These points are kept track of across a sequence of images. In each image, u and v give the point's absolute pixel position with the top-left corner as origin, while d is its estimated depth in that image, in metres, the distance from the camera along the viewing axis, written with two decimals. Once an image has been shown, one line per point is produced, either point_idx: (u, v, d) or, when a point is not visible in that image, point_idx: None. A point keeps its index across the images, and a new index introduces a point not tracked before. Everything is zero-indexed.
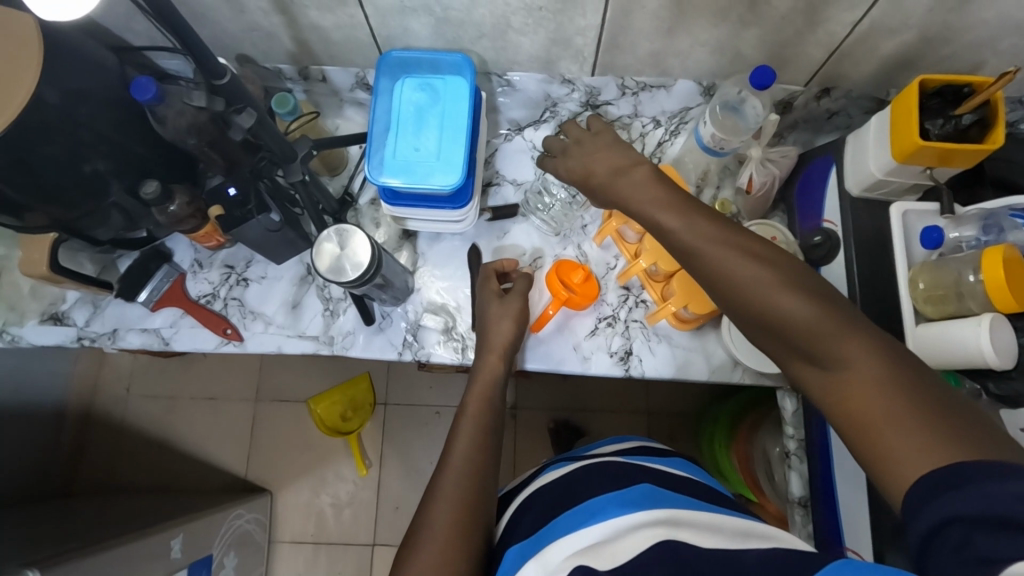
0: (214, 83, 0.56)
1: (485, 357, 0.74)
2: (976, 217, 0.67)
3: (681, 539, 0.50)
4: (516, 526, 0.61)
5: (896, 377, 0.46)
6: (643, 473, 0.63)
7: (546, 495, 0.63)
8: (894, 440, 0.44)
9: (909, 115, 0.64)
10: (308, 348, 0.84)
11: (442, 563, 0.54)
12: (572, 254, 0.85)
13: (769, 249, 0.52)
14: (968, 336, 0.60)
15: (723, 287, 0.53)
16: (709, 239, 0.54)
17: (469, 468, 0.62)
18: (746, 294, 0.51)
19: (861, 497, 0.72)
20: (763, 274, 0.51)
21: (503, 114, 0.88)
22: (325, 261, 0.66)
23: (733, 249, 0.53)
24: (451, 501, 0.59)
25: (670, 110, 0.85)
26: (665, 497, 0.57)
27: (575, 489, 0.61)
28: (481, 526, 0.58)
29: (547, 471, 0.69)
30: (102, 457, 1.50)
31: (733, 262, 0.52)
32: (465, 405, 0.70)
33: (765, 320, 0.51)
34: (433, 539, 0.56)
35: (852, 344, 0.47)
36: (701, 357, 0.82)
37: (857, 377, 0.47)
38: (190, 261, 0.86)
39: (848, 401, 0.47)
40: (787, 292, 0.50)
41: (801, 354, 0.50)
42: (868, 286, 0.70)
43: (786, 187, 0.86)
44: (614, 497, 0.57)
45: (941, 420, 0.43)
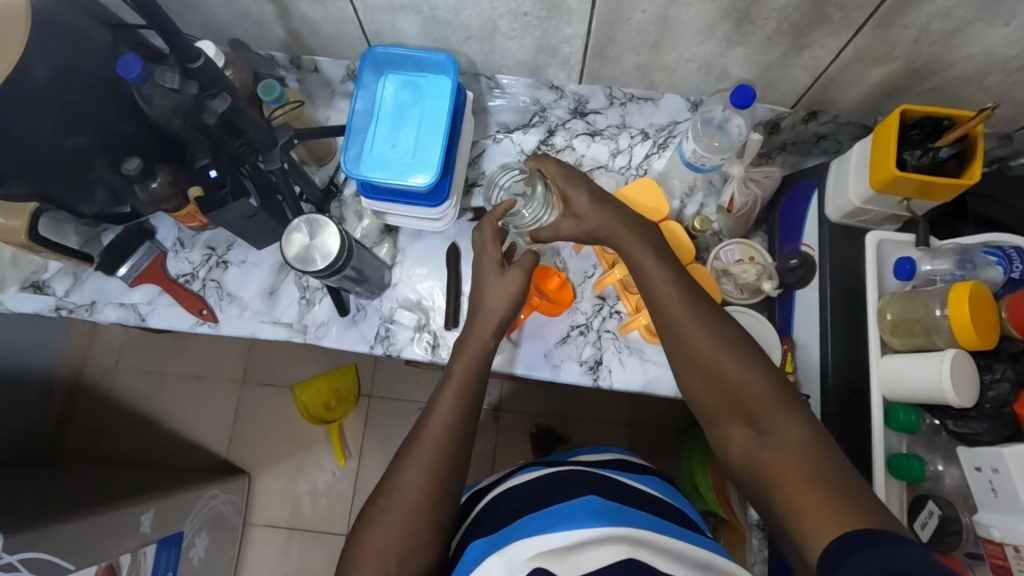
0: (188, 65, 0.61)
1: (478, 325, 0.70)
2: (951, 251, 0.67)
3: (642, 559, 0.51)
4: (483, 521, 0.61)
5: (822, 450, 0.50)
6: (619, 488, 0.62)
7: (516, 497, 0.62)
8: (812, 499, 0.47)
9: (888, 145, 0.63)
10: (280, 335, 0.85)
11: (400, 547, 0.56)
12: (551, 261, 0.86)
13: (726, 320, 0.60)
14: (930, 370, 0.59)
15: (683, 343, 0.59)
16: (675, 291, 0.61)
17: (443, 465, 0.61)
18: (703, 352, 0.58)
19: None
20: (712, 342, 0.58)
21: (493, 116, 0.88)
22: (294, 250, 0.66)
23: (696, 313, 0.60)
24: (420, 488, 0.59)
25: (658, 124, 0.85)
26: (632, 516, 0.57)
27: (547, 491, 0.61)
28: (446, 506, 0.60)
29: (520, 472, 0.68)
30: (86, 427, 1.52)
31: (696, 322, 0.59)
32: (453, 368, 0.68)
33: (709, 384, 0.57)
34: (404, 500, 0.58)
35: (785, 415, 0.53)
36: (670, 375, 0.81)
37: (776, 446, 0.51)
38: (173, 240, 0.88)
39: (773, 463, 0.51)
40: (738, 358, 0.57)
41: (740, 419, 0.55)
42: (839, 314, 0.70)
43: (769, 208, 0.85)
44: (582, 504, 0.57)
45: (845, 491, 0.46)
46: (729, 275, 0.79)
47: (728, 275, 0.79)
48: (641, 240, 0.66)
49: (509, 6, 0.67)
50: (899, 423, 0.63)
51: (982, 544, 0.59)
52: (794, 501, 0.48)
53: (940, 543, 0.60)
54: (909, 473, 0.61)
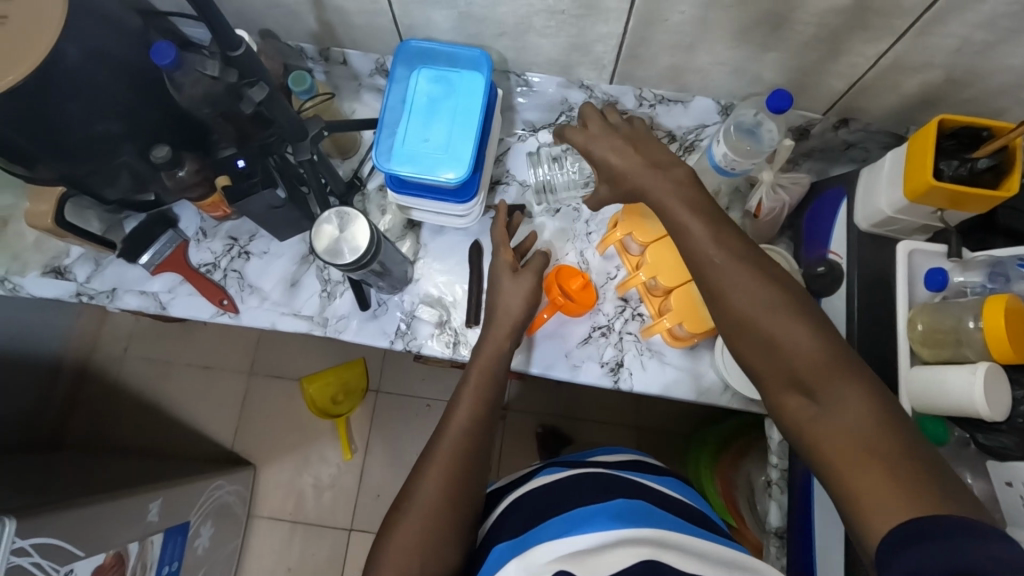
0: (228, 53, 0.59)
1: (492, 332, 0.72)
2: (982, 264, 0.66)
3: (665, 561, 0.49)
4: (504, 524, 0.60)
5: (883, 420, 0.48)
6: (638, 489, 0.61)
7: (536, 498, 0.61)
8: (874, 478, 0.46)
9: (924, 154, 0.63)
10: (300, 328, 0.84)
11: (421, 549, 0.56)
12: (573, 260, 0.85)
13: (778, 277, 0.56)
14: (961, 384, 0.59)
15: (732, 306, 0.56)
16: (719, 250, 0.57)
17: (460, 469, 0.60)
18: (750, 311, 0.55)
19: (836, 534, 0.70)
20: (765, 305, 0.54)
21: (518, 114, 0.87)
22: (324, 243, 0.65)
23: (747, 273, 0.56)
24: (438, 486, 0.59)
25: (686, 126, 0.83)
26: (657, 517, 0.56)
27: (564, 495, 0.60)
28: (467, 503, 0.59)
29: (544, 473, 0.67)
30: (93, 413, 1.52)
31: (745, 281, 0.55)
32: (470, 372, 0.69)
33: (760, 348, 0.54)
34: (421, 506, 0.58)
35: (843, 382, 0.50)
36: (690, 379, 0.81)
37: (837, 416, 0.50)
38: (195, 229, 0.87)
39: (831, 435, 0.50)
40: (789, 321, 0.53)
41: (792, 387, 0.53)
42: (866, 322, 0.70)
43: (795, 215, 0.85)
44: (603, 508, 0.56)
45: (907, 470, 0.46)
46: None
47: None
48: (689, 190, 0.61)
49: (546, 4, 0.66)
50: (927, 432, 0.64)
51: None
52: (850, 479, 0.47)
53: None
54: None
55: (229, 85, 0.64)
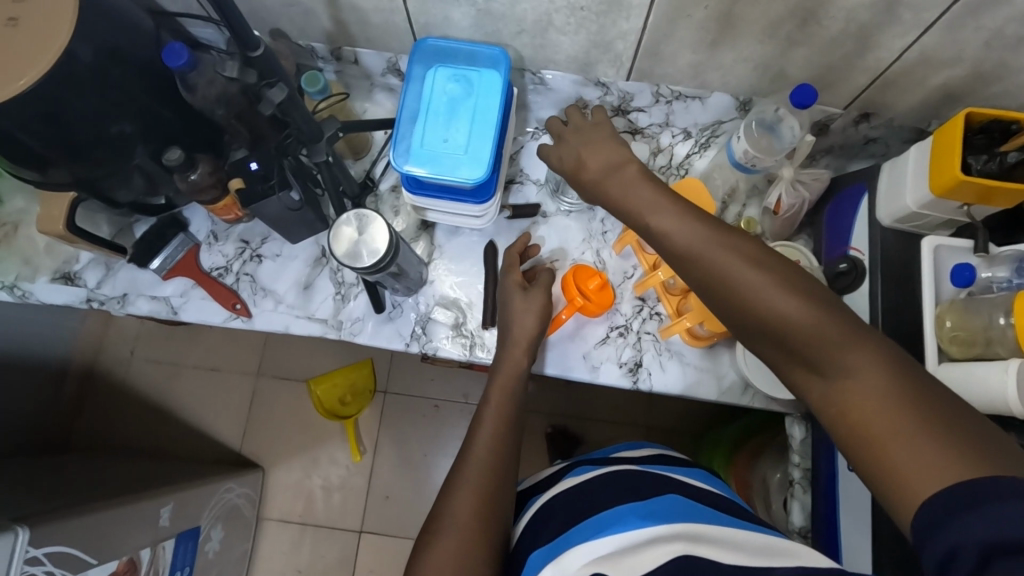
0: (248, 54, 0.58)
1: (510, 350, 0.72)
2: (1010, 258, 0.65)
3: (702, 555, 0.48)
4: (537, 531, 0.59)
5: (906, 387, 0.45)
6: (664, 482, 0.60)
7: (566, 501, 0.60)
8: (907, 446, 0.43)
9: (951, 149, 0.62)
10: (314, 331, 0.83)
11: (455, 561, 0.55)
12: (590, 260, 0.84)
13: (767, 251, 0.52)
14: (994, 381, 0.58)
15: (727, 287, 0.52)
16: (706, 226, 0.54)
17: (487, 483, 0.61)
18: (741, 284, 0.51)
19: (862, 535, 0.69)
20: (763, 281, 0.50)
21: (532, 112, 0.87)
22: (342, 246, 0.64)
23: (738, 251, 0.52)
24: (471, 492, 0.60)
25: (702, 123, 0.84)
26: (687, 510, 0.55)
27: (591, 494, 0.59)
28: (501, 509, 0.59)
29: (570, 474, 0.65)
30: (99, 417, 1.51)
31: (735, 258, 0.52)
32: (490, 391, 0.70)
33: (762, 328, 0.50)
34: (451, 522, 0.58)
35: (855, 347, 0.47)
36: (710, 378, 0.80)
37: (858, 389, 0.46)
38: (207, 233, 0.86)
39: (855, 410, 0.46)
40: (784, 291, 0.49)
41: (801, 361, 0.49)
42: (891, 320, 0.69)
43: (814, 212, 0.84)
44: (632, 508, 0.55)
45: (943, 437, 0.42)
46: None
47: None
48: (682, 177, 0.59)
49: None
50: None
51: None
52: (880, 453, 0.44)
53: None
54: None
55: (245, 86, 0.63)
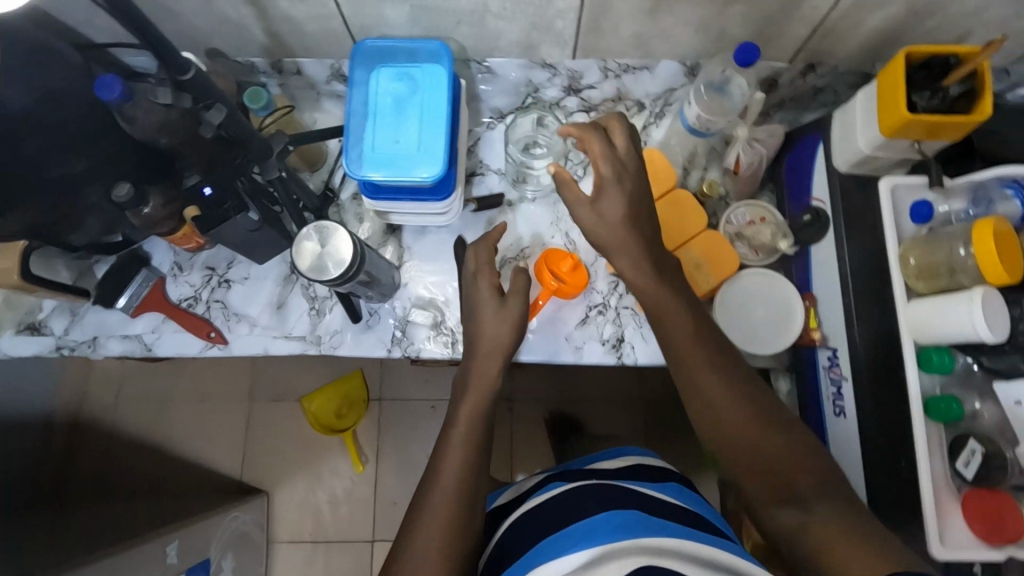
0: (180, 78, 0.56)
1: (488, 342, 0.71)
2: (965, 189, 0.67)
3: (662, 567, 0.49)
4: (511, 547, 0.60)
5: (858, 516, 0.52)
6: (636, 497, 0.61)
7: (539, 518, 0.61)
8: (855, 557, 0.49)
9: (895, 90, 0.63)
10: (295, 349, 0.82)
11: None
12: (560, 243, 0.84)
13: (745, 375, 0.62)
14: (962, 313, 0.59)
15: (708, 406, 0.60)
16: (692, 337, 0.63)
17: (456, 501, 0.60)
18: (715, 403, 0.60)
19: (855, 479, 0.70)
20: (741, 403, 0.59)
21: (485, 102, 0.86)
22: (305, 261, 0.62)
23: (714, 363, 0.61)
24: (444, 510, 0.59)
25: (654, 93, 0.83)
26: (653, 524, 0.56)
27: (562, 508, 0.61)
28: (468, 531, 0.59)
29: (539, 492, 0.67)
30: (93, 464, 1.48)
31: (711, 372, 0.61)
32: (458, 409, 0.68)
33: (738, 456, 0.58)
34: (418, 536, 0.58)
35: (825, 494, 0.54)
36: None
37: (815, 518, 0.53)
38: (170, 264, 0.84)
39: (820, 534, 0.52)
40: (759, 428, 0.58)
41: (771, 492, 0.56)
42: (859, 263, 0.70)
43: (774, 166, 0.85)
44: (595, 521, 0.56)
45: (882, 553, 0.49)
46: (743, 238, 0.79)
47: (741, 238, 0.79)
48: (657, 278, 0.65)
49: None
50: (933, 366, 0.63)
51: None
52: (831, 562, 0.50)
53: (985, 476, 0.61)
54: (948, 414, 0.62)
55: (191, 124, 0.63)
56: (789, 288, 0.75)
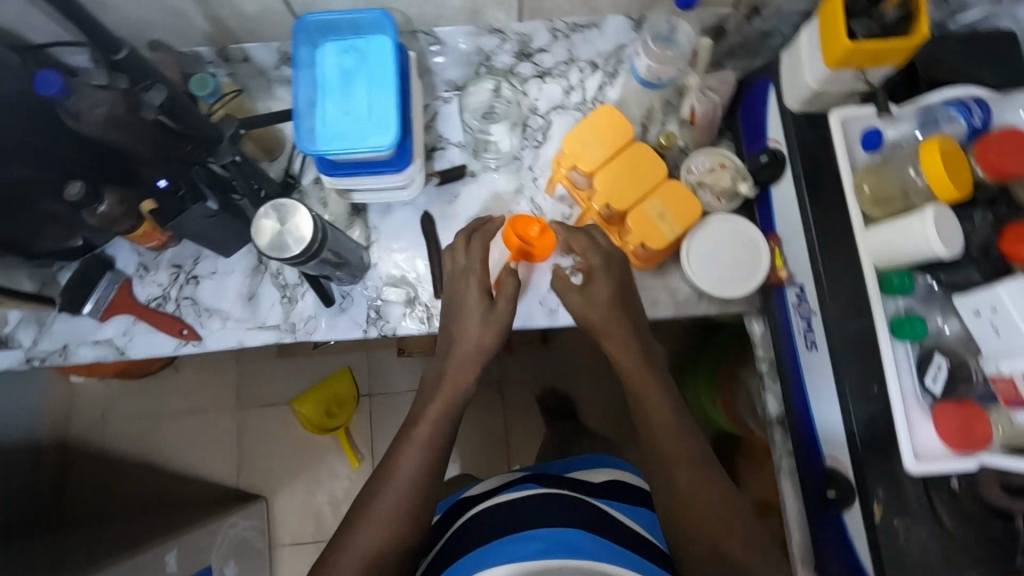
0: (113, 58, 0.55)
1: (463, 322, 0.74)
2: (913, 114, 0.67)
3: None
4: (474, 533, 0.72)
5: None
6: (597, 517, 0.73)
7: (507, 513, 0.72)
8: None
9: (835, 20, 0.63)
10: (270, 339, 0.82)
11: (378, 549, 0.65)
12: (526, 209, 0.85)
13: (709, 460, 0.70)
14: (919, 233, 0.60)
15: (673, 473, 0.68)
16: (666, 425, 0.70)
17: (415, 499, 0.68)
18: (687, 495, 0.67)
19: (831, 410, 0.71)
20: (702, 485, 0.67)
21: (439, 76, 0.86)
22: (265, 239, 0.62)
23: (686, 456, 0.69)
24: (399, 495, 0.67)
25: (604, 51, 0.85)
26: (598, 548, 0.68)
27: (531, 509, 0.72)
28: (417, 521, 0.68)
29: (509, 489, 0.78)
30: (87, 487, 1.47)
31: (687, 466, 0.68)
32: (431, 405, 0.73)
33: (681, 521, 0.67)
34: (380, 518, 0.66)
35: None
36: (666, 295, 0.82)
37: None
38: (136, 266, 0.83)
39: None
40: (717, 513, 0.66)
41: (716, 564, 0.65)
42: (819, 197, 0.71)
43: (729, 115, 0.86)
44: (548, 534, 0.68)
45: None
46: (704, 186, 0.79)
47: (702, 186, 0.79)
48: (636, 366, 0.73)
49: None
50: (894, 288, 0.65)
51: (993, 383, 0.60)
52: None
53: (953, 389, 0.63)
54: (912, 332, 0.63)
55: (136, 111, 0.61)
56: (754, 232, 0.76)
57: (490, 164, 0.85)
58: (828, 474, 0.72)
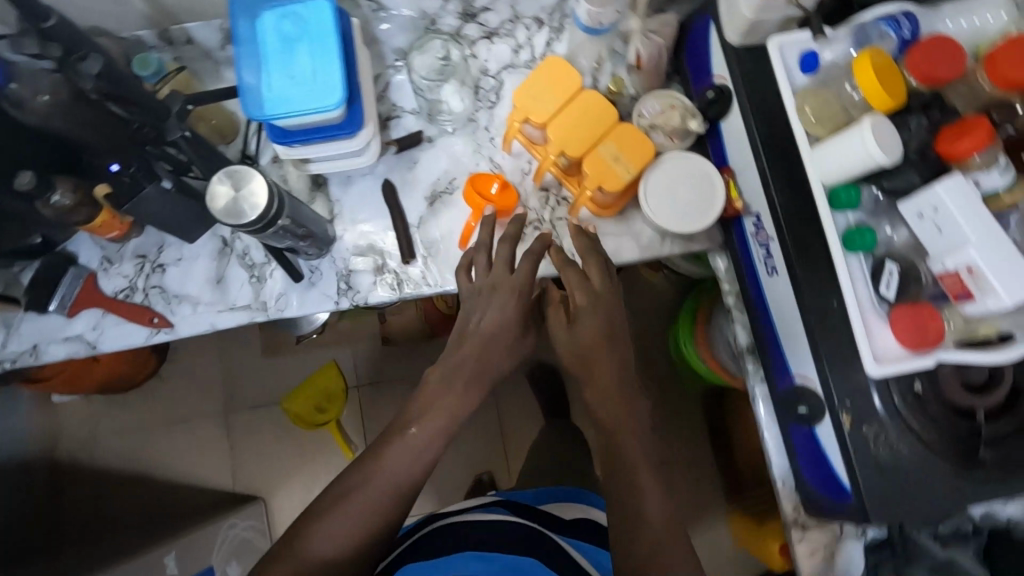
0: (41, 27, 0.58)
1: (471, 328, 0.74)
2: (847, 34, 0.68)
3: None
4: (438, 541, 0.83)
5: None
6: (556, 564, 0.83)
7: (475, 520, 0.86)
8: None
9: None
10: (242, 319, 0.82)
11: (342, 543, 0.66)
12: (486, 168, 0.86)
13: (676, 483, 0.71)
14: (859, 144, 0.62)
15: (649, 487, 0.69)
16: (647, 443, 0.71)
17: (388, 496, 0.69)
18: (659, 509, 0.68)
19: (796, 331, 0.73)
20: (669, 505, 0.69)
21: (387, 44, 0.87)
22: (220, 206, 0.62)
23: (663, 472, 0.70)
24: (377, 494, 0.69)
25: (548, 6, 0.87)
26: None
27: (496, 518, 0.86)
28: (390, 520, 0.69)
29: (481, 510, 0.88)
30: (81, 506, 1.45)
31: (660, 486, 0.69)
32: (420, 408, 0.73)
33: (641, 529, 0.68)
34: (351, 509, 0.67)
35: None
36: (630, 239, 0.83)
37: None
38: (100, 259, 0.82)
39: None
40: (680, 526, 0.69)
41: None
42: (763, 122, 0.73)
43: (676, 59, 0.87)
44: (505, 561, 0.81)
45: None
46: (655, 128, 0.81)
47: (654, 128, 0.81)
48: (620, 385, 0.73)
49: None
50: (842, 202, 0.66)
51: (941, 280, 0.62)
52: None
53: (905, 292, 0.66)
54: (862, 243, 0.65)
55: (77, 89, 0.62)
56: (707, 167, 0.77)
57: (447, 127, 0.86)
58: (798, 390, 0.74)
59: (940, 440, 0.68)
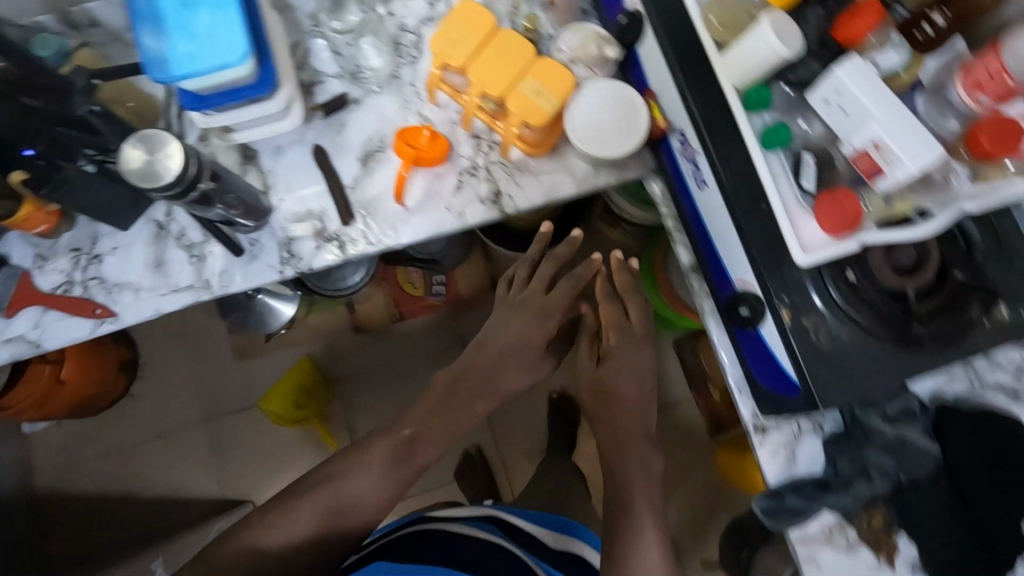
0: None
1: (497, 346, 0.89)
2: None
3: None
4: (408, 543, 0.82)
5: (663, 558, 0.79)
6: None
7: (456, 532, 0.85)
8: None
9: None
10: (188, 300, 0.81)
11: (317, 519, 0.73)
12: (415, 122, 0.85)
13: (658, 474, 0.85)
14: (761, 41, 0.64)
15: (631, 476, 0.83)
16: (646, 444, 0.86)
17: (381, 483, 0.77)
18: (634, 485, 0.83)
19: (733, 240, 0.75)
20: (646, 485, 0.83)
21: (300, 11, 0.86)
22: (135, 170, 0.62)
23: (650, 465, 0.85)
24: (367, 476, 0.76)
25: None
26: None
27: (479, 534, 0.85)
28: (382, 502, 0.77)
29: (472, 524, 0.89)
30: (67, 534, 1.43)
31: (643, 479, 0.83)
32: (426, 413, 0.82)
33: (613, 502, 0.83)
34: (328, 495, 0.75)
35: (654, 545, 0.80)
36: (565, 174, 0.84)
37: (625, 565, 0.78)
38: (32, 257, 0.81)
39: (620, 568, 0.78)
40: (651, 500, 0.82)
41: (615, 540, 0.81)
42: (676, 38, 0.73)
43: None
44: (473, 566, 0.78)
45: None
46: (576, 62, 0.82)
47: (574, 61, 0.82)
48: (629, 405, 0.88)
49: None
50: (752, 102, 0.68)
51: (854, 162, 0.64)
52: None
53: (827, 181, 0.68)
54: (778, 139, 0.67)
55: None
56: (629, 91, 0.78)
57: (371, 87, 0.86)
58: (739, 295, 0.75)
59: (880, 323, 0.70)
